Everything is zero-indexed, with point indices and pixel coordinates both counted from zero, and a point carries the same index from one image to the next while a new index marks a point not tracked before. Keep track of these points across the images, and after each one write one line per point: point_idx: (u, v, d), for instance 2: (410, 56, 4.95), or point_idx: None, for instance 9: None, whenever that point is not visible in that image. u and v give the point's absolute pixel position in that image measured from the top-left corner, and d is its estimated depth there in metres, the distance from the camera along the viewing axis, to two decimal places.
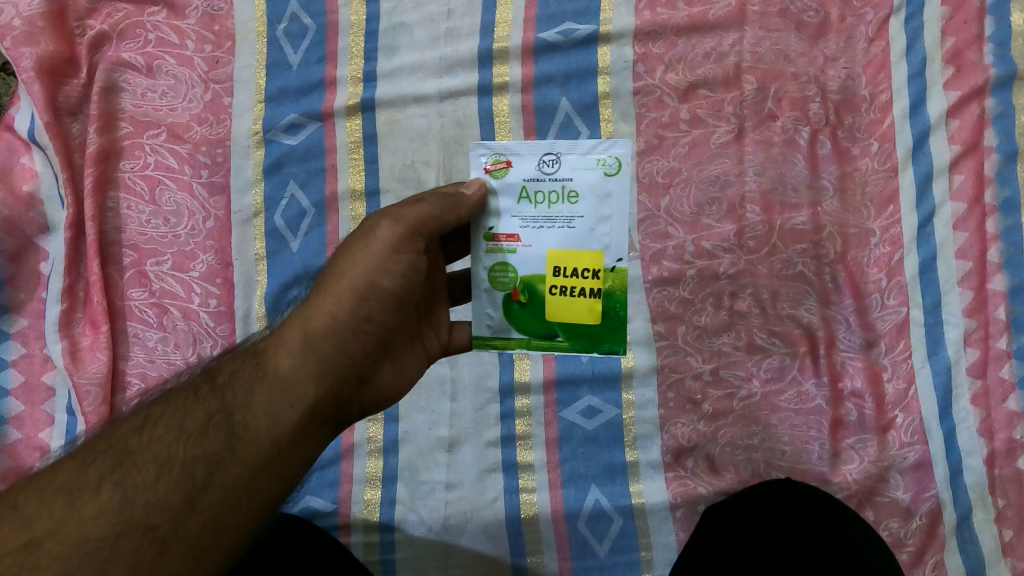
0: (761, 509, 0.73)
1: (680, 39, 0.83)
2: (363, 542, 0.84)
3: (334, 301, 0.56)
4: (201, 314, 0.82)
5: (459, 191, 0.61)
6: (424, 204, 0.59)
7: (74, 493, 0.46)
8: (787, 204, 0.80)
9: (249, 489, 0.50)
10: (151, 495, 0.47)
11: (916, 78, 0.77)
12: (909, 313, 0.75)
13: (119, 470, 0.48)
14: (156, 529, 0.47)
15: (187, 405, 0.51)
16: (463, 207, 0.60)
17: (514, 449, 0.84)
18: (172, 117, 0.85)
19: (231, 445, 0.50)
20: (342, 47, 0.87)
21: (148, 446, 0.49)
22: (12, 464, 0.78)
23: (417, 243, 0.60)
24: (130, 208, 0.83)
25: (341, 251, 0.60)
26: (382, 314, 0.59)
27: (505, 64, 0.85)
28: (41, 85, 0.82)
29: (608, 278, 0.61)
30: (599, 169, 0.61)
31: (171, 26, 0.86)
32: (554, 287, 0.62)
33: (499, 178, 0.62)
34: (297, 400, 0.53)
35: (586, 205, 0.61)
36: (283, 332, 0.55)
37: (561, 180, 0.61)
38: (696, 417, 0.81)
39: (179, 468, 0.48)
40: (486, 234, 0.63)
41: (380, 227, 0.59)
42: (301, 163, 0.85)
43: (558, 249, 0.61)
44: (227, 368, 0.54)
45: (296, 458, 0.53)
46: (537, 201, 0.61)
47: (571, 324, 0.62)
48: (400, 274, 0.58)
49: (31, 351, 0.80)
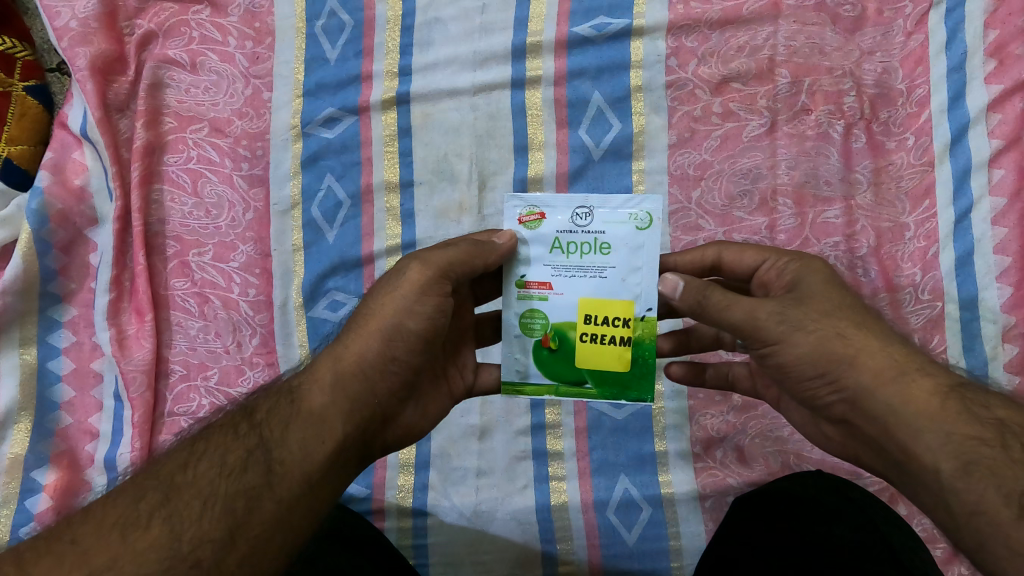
0: (791, 499, 0.72)
1: (713, 33, 0.84)
2: (396, 527, 0.86)
3: (364, 340, 0.60)
4: (241, 304, 0.85)
5: (490, 239, 0.63)
6: (452, 249, 0.62)
7: (128, 527, 0.49)
8: (819, 198, 0.80)
9: (284, 523, 0.52)
10: (197, 529, 0.49)
11: (955, 72, 0.77)
12: (944, 307, 0.75)
13: (168, 505, 0.50)
14: (200, 563, 0.48)
15: (229, 441, 0.54)
16: (492, 254, 0.62)
17: (544, 438, 0.86)
18: (214, 112, 0.87)
19: (269, 479, 0.52)
20: (378, 42, 0.89)
21: (193, 481, 0.51)
22: (65, 447, 0.81)
23: (443, 286, 0.61)
24: (173, 200, 0.86)
25: (372, 292, 0.63)
26: (407, 356, 0.61)
27: (538, 58, 0.86)
28: (93, 83, 0.85)
29: (638, 327, 0.63)
30: (631, 224, 0.62)
31: (214, 24, 0.88)
32: (584, 334, 0.63)
33: (532, 229, 0.63)
34: (327, 436, 0.55)
35: (618, 257, 0.62)
36: (317, 370, 0.59)
37: (593, 233, 0.62)
38: (726, 408, 0.83)
39: (221, 503, 0.50)
40: (516, 281, 0.64)
41: (408, 270, 0.61)
42: (337, 156, 0.87)
43: (589, 297, 0.63)
44: (265, 405, 0.57)
45: (326, 492, 0.55)
46: (569, 252, 0.63)
47: (601, 371, 0.64)
48: (426, 316, 0.60)
49: (81, 339, 0.84)
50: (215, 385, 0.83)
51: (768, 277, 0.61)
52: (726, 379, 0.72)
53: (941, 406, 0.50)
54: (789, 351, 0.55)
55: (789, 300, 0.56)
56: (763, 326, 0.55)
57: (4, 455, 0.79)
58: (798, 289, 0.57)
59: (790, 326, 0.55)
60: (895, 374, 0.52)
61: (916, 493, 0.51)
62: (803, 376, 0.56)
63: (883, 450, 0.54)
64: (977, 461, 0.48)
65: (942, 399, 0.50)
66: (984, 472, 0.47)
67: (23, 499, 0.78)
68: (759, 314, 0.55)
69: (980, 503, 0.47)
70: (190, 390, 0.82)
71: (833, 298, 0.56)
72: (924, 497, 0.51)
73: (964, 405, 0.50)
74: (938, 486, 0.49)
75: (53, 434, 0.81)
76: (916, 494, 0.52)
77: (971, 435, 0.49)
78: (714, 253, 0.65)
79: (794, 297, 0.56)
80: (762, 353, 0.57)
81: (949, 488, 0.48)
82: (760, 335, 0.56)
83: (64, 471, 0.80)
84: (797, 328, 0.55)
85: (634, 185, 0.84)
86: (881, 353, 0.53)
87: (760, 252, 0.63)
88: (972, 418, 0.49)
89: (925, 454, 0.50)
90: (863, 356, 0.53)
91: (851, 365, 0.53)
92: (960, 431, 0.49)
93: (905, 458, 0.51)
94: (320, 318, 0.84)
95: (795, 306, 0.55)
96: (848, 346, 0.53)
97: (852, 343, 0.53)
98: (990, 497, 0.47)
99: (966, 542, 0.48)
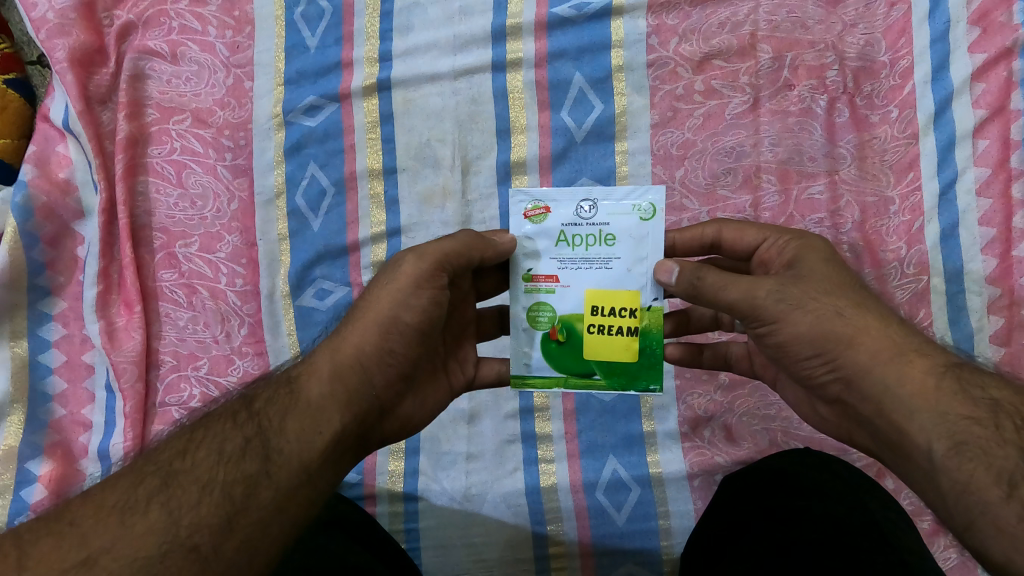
0: (781, 475, 0.72)
1: (694, 10, 0.83)
2: (388, 512, 0.87)
3: (362, 332, 0.60)
4: (228, 294, 0.85)
5: (490, 236, 0.63)
6: (448, 242, 0.62)
7: (126, 511, 0.49)
8: (803, 174, 0.79)
9: (283, 510, 0.52)
10: (195, 515, 0.50)
11: (939, 42, 0.76)
12: (930, 281, 0.74)
13: (166, 491, 0.50)
14: (198, 548, 0.49)
15: (228, 429, 0.54)
16: (490, 249, 0.62)
17: (533, 421, 0.86)
18: (196, 103, 0.87)
19: (266, 468, 0.52)
20: (358, 28, 0.89)
21: (191, 468, 0.52)
22: (59, 439, 0.82)
23: (440, 279, 0.61)
24: (159, 192, 0.86)
25: (370, 286, 0.63)
26: (403, 350, 0.61)
27: (518, 40, 0.86)
28: (73, 75, 0.86)
29: (645, 317, 0.62)
30: (635, 215, 0.62)
31: (193, 13, 0.88)
32: (592, 326, 0.63)
33: (538, 223, 0.63)
34: (325, 426, 0.56)
35: (624, 249, 0.62)
36: (316, 360, 0.59)
37: (597, 225, 0.62)
38: (713, 387, 0.83)
39: (219, 489, 0.51)
40: (524, 275, 0.64)
41: (404, 263, 0.61)
42: (320, 145, 0.87)
43: (596, 288, 0.62)
44: (264, 394, 0.57)
45: (324, 481, 0.55)
46: (575, 244, 0.63)
47: (608, 362, 0.63)
48: (420, 310, 0.60)
49: (71, 331, 0.84)
50: (205, 374, 0.83)
51: (768, 256, 0.61)
52: (724, 361, 0.71)
53: (936, 387, 0.50)
54: (788, 330, 0.55)
55: (788, 279, 0.56)
56: (763, 304, 0.55)
57: None
58: (797, 270, 0.57)
59: (789, 305, 0.55)
60: (892, 354, 0.52)
61: (909, 473, 0.52)
62: (801, 356, 0.56)
63: (875, 430, 0.54)
64: (969, 441, 0.48)
65: (937, 379, 0.51)
66: (975, 452, 0.47)
67: (18, 490, 0.79)
68: (759, 293, 0.55)
69: (971, 482, 0.47)
70: (180, 380, 0.83)
71: (836, 277, 0.56)
72: (915, 477, 0.51)
73: (958, 385, 0.50)
74: (929, 465, 0.49)
75: (47, 426, 0.82)
76: (910, 474, 0.52)
77: (965, 415, 0.49)
78: (714, 231, 0.64)
79: (794, 276, 0.57)
80: (761, 333, 0.57)
81: (940, 467, 0.48)
82: (760, 314, 0.56)
83: (58, 462, 0.81)
84: (796, 308, 0.55)
85: (617, 166, 0.83)
86: (880, 333, 0.53)
87: (760, 230, 0.63)
88: (968, 399, 0.49)
89: (919, 433, 0.50)
90: (862, 335, 0.53)
91: (849, 344, 0.53)
92: (954, 411, 0.49)
93: (898, 437, 0.52)
94: (307, 306, 0.85)
95: (795, 286, 0.56)
96: (848, 325, 0.54)
97: (851, 323, 0.54)
98: (980, 476, 0.46)
99: (955, 521, 0.48)
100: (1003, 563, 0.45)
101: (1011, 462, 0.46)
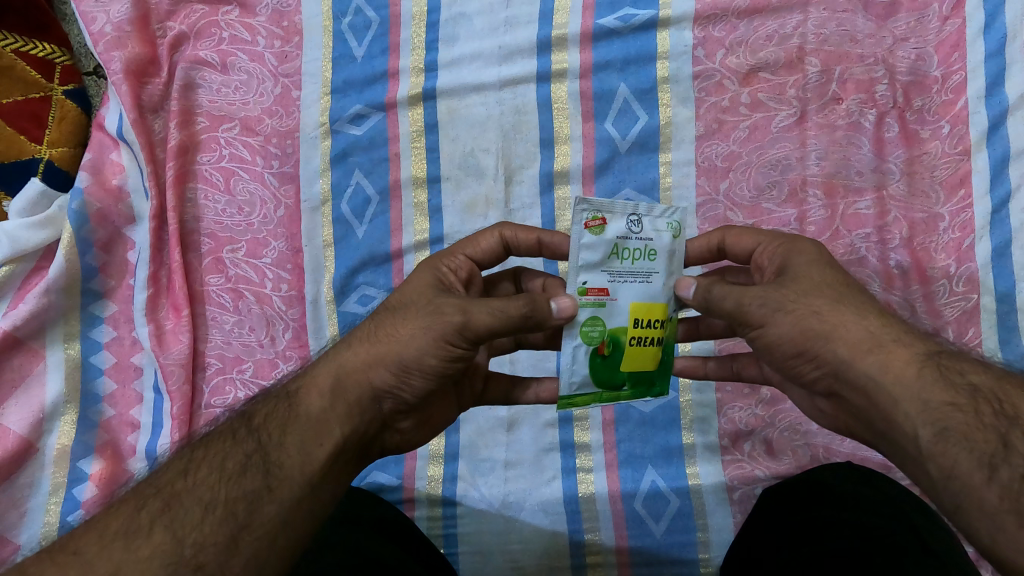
0: (823, 491, 0.70)
1: (741, 22, 0.83)
2: (426, 516, 0.88)
3: (377, 363, 0.57)
4: (274, 299, 0.86)
5: (549, 307, 0.55)
6: (492, 307, 0.55)
7: (130, 536, 0.50)
8: (850, 188, 0.79)
9: (287, 525, 0.52)
10: (199, 534, 0.50)
11: (995, 57, 0.76)
12: (980, 300, 0.73)
13: (167, 513, 0.51)
14: (204, 567, 0.49)
15: (228, 447, 0.55)
16: (545, 323, 0.55)
17: (571, 430, 0.87)
18: (245, 111, 0.89)
19: (267, 483, 0.53)
20: (403, 39, 0.90)
21: (193, 488, 0.52)
22: (108, 439, 0.83)
23: (470, 342, 0.56)
24: (207, 198, 0.88)
25: (400, 311, 0.59)
26: (421, 386, 0.58)
27: (563, 51, 0.86)
28: (127, 85, 0.88)
29: (665, 327, 0.60)
30: (670, 231, 0.58)
31: (243, 24, 0.90)
32: (634, 339, 0.58)
33: (594, 236, 0.56)
34: (325, 439, 0.55)
35: (664, 263, 0.59)
36: (314, 375, 0.58)
37: (645, 239, 0.58)
38: (754, 402, 0.83)
39: (222, 506, 0.52)
40: (578, 288, 0.56)
41: (447, 310, 0.56)
42: (365, 153, 0.88)
43: (640, 302, 0.58)
44: (263, 410, 0.57)
45: (326, 493, 0.56)
46: (624, 258, 0.57)
47: (638, 372, 0.60)
48: (449, 355, 0.57)
49: (121, 334, 0.86)
50: (250, 377, 0.84)
51: (761, 261, 0.59)
52: (730, 370, 0.68)
53: (918, 375, 0.49)
54: (772, 333, 0.54)
55: (773, 284, 0.55)
56: (751, 312, 0.54)
57: (52, 447, 0.81)
58: (784, 274, 0.56)
59: (772, 308, 0.54)
60: (872, 346, 0.51)
61: (903, 462, 0.51)
62: (787, 357, 0.55)
63: (867, 420, 0.53)
64: (952, 427, 0.47)
65: (919, 368, 0.50)
66: (958, 436, 0.47)
67: (70, 488, 0.80)
68: (746, 300, 0.54)
69: (955, 468, 0.46)
70: (226, 383, 0.84)
71: (819, 277, 0.55)
72: (907, 463, 0.50)
73: (940, 372, 0.49)
74: (917, 452, 0.48)
75: (97, 425, 0.83)
76: (902, 461, 0.51)
77: (946, 401, 0.48)
78: (717, 237, 0.62)
79: (779, 280, 0.55)
80: (750, 337, 0.56)
81: (926, 454, 0.47)
82: (747, 320, 0.55)
83: (108, 461, 0.82)
84: (778, 309, 0.54)
85: (661, 177, 0.83)
86: (857, 326, 0.52)
87: (755, 236, 0.61)
88: (948, 385, 0.49)
89: (904, 421, 0.49)
90: (840, 330, 0.52)
91: (827, 342, 0.52)
92: (936, 397, 0.48)
93: (888, 427, 0.51)
94: (351, 313, 0.86)
95: (777, 289, 0.54)
96: (826, 322, 0.52)
97: (829, 320, 0.52)
98: (964, 461, 0.46)
99: (945, 505, 0.47)
100: (987, 546, 0.45)
101: (990, 445, 0.46)
